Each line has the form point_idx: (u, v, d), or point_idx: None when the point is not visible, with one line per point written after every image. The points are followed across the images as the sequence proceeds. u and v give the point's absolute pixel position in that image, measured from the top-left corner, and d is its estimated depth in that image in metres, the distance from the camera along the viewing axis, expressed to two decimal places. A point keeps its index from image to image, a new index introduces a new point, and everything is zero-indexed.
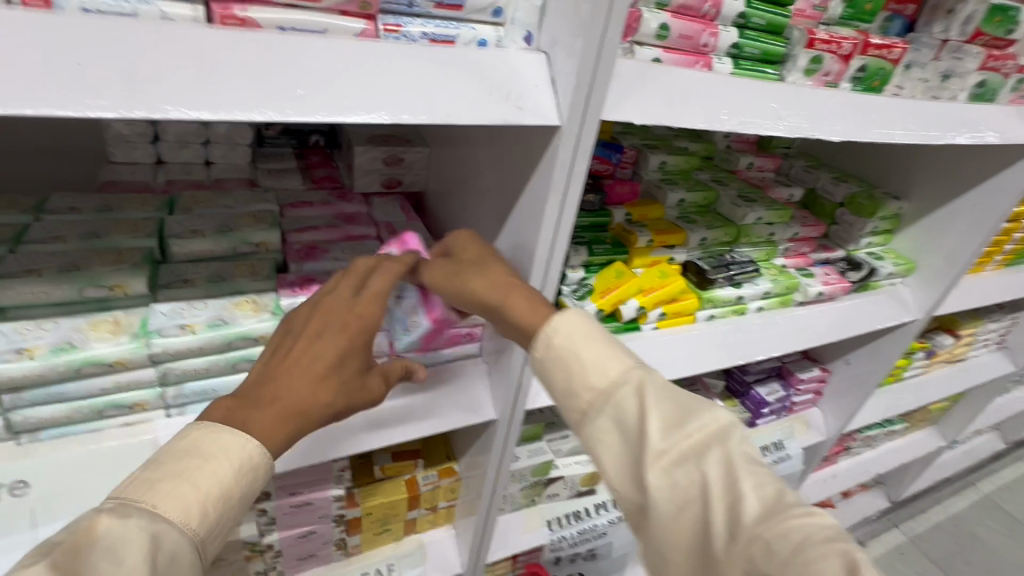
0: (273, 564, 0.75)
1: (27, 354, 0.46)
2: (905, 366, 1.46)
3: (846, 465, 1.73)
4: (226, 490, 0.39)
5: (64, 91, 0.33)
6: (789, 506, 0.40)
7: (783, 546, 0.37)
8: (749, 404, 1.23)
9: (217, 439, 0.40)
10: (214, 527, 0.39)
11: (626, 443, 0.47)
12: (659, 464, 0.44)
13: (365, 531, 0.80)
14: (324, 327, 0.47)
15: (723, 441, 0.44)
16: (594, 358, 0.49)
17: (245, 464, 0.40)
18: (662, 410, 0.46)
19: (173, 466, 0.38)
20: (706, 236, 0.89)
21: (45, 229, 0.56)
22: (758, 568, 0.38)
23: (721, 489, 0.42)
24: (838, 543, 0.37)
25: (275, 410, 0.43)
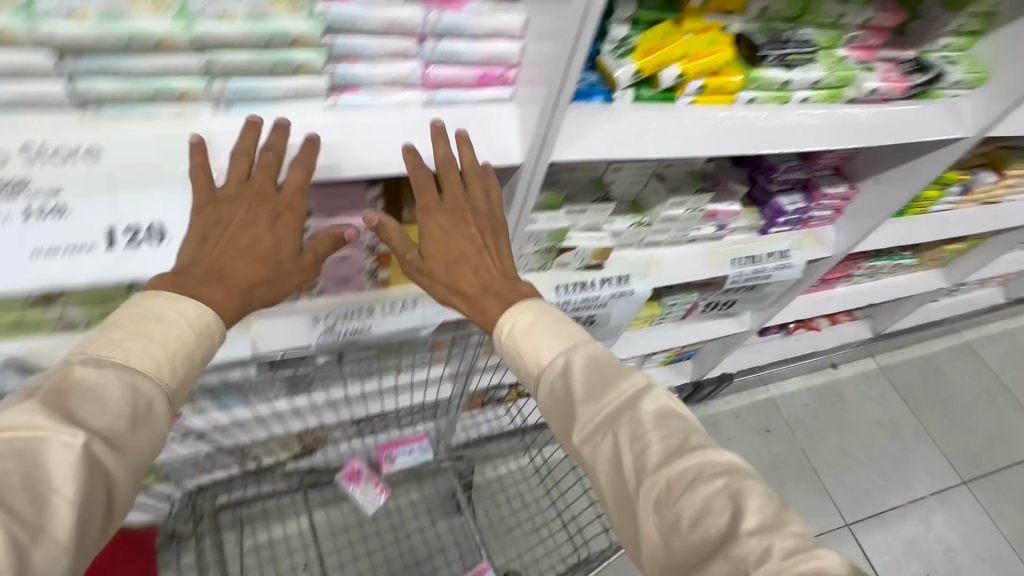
0: (314, 281, 0.87)
1: (83, 22, 0.54)
2: (935, 198, 1.45)
3: (843, 291, 1.82)
4: (187, 344, 0.56)
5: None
6: (688, 449, 0.56)
7: (678, 483, 0.54)
8: (767, 212, 1.25)
9: (169, 307, 0.56)
10: (184, 381, 0.56)
11: (562, 415, 0.64)
12: (582, 432, 0.61)
13: (393, 266, 0.91)
14: (255, 215, 0.63)
15: (636, 403, 0.60)
16: (538, 345, 0.67)
17: (190, 326, 0.57)
18: (584, 385, 0.63)
19: (133, 326, 0.53)
20: (768, 5, 0.82)
21: None
22: (663, 501, 0.54)
23: (631, 443, 0.58)
24: (723, 476, 0.53)
25: (222, 287, 0.61)
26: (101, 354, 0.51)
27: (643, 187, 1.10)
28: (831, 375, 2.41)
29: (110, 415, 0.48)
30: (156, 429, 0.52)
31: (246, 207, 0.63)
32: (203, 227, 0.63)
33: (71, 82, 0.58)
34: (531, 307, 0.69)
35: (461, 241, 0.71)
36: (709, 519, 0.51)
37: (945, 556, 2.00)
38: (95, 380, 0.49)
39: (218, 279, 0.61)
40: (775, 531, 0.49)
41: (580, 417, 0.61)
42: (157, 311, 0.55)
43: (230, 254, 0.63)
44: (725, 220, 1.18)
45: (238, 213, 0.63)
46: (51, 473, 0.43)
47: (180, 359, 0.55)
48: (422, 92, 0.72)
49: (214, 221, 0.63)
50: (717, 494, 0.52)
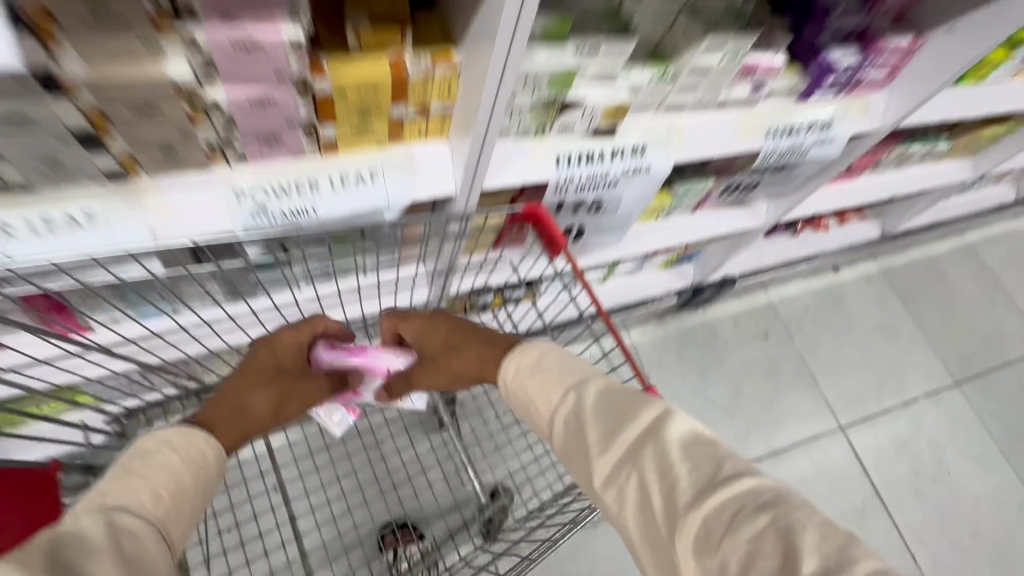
0: (229, 139, 0.64)
1: None
2: (1001, 62, 1.21)
3: (867, 183, 1.64)
4: (175, 503, 0.59)
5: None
6: (722, 479, 0.52)
7: (717, 520, 0.49)
8: (813, 71, 1.01)
9: (160, 453, 0.63)
10: (170, 514, 0.57)
11: (580, 464, 0.63)
12: (602, 475, 0.60)
13: (342, 124, 0.67)
14: (263, 372, 0.84)
15: (659, 434, 0.58)
16: (540, 396, 0.73)
17: (190, 474, 0.64)
18: (596, 422, 0.64)
19: (129, 471, 0.59)
20: None
21: None
22: (704, 545, 0.49)
23: (657, 477, 0.55)
24: (768, 511, 0.48)
25: (234, 416, 0.77)
26: (102, 501, 0.53)
27: (670, 28, 0.85)
28: (832, 278, 2.29)
29: (115, 539, 0.48)
30: (158, 546, 0.52)
31: (289, 387, 0.87)
32: (262, 359, 0.84)
33: None
34: (533, 355, 0.78)
35: (456, 335, 0.89)
36: (760, 564, 0.45)
37: (934, 455, 1.99)
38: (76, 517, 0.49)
39: (242, 413, 0.78)
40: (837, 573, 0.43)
41: (596, 455, 0.61)
42: (149, 458, 0.62)
43: (248, 375, 0.82)
44: (764, 79, 0.95)
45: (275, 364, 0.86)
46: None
47: (173, 509, 0.57)
48: None
49: (254, 364, 0.84)
50: (763, 535, 0.47)
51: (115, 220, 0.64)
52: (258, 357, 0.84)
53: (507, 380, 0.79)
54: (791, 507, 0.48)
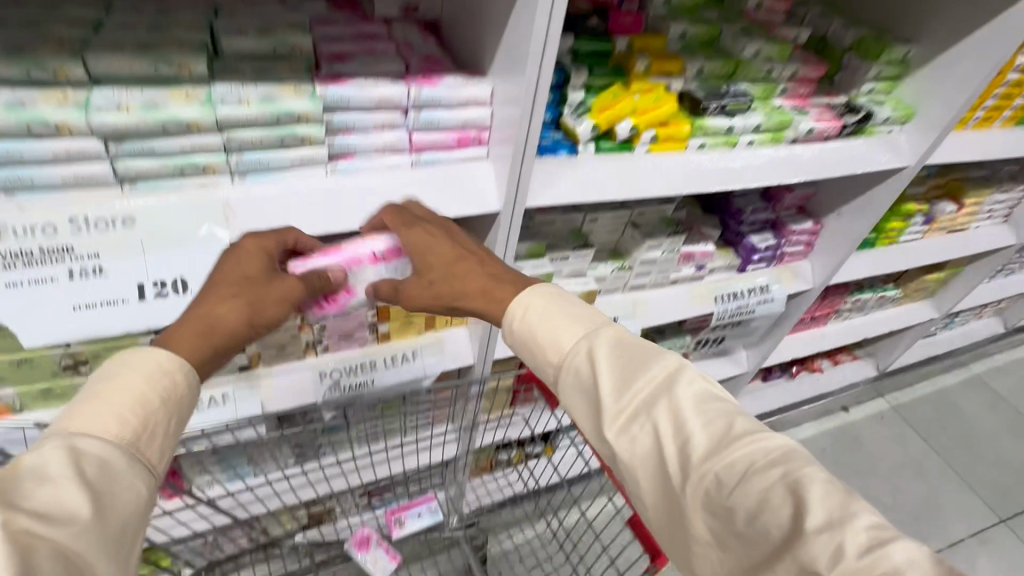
0: (319, 338, 0.94)
1: (125, 109, 0.58)
2: (901, 227, 1.54)
3: (836, 327, 1.87)
4: (146, 396, 0.51)
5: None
6: (736, 436, 0.50)
7: (730, 476, 0.48)
8: (742, 252, 1.34)
9: (139, 362, 0.53)
10: (147, 438, 0.50)
11: (588, 407, 0.59)
12: (615, 423, 0.55)
13: (393, 321, 0.97)
14: (230, 292, 0.60)
15: (671, 390, 0.54)
16: (551, 338, 0.63)
17: (155, 378, 0.53)
18: (609, 370, 0.58)
19: (92, 392, 0.50)
20: (703, 66, 0.95)
21: (119, 23, 0.65)
22: (713, 497, 0.48)
23: (671, 437, 0.52)
24: (779, 465, 0.47)
25: (206, 335, 0.57)
26: (65, 429, 0.47)
27: (621, 235, 1.19)
28: (844, 418, 2.35)
29: (68, 488, 0.42)
30: (132, 474, 0.48)
31: (255, 295, 0.60)
32: (202, 312, 0.58)
33: (113, 163, 0.61)
34: (545, 299, 0.65)
35: (461, 277, 0.68)
36: (767, 515, 0.45)
37: None
38: (33, 461, 0.42)
39: (214, 331, 0.58)
40: (844, 526, 0.42)
41: (609, 410, 0.56)
42: (118, 373, 0.52)
43: (215, 294, 0.59)
44: (703, 260, 1.28)
45: (234, 304, 0.59)
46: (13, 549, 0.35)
47: (146, 413, 0.50)
48: (409, 157, 0.78)
49: (198, 312, 0.58)
50: (774, 487, 0.46)
51: (240, 400, 0.92)
52: (217, 288, 0.60)
53: (513, 323, 0.66)
54: (800, 464, 0.47)
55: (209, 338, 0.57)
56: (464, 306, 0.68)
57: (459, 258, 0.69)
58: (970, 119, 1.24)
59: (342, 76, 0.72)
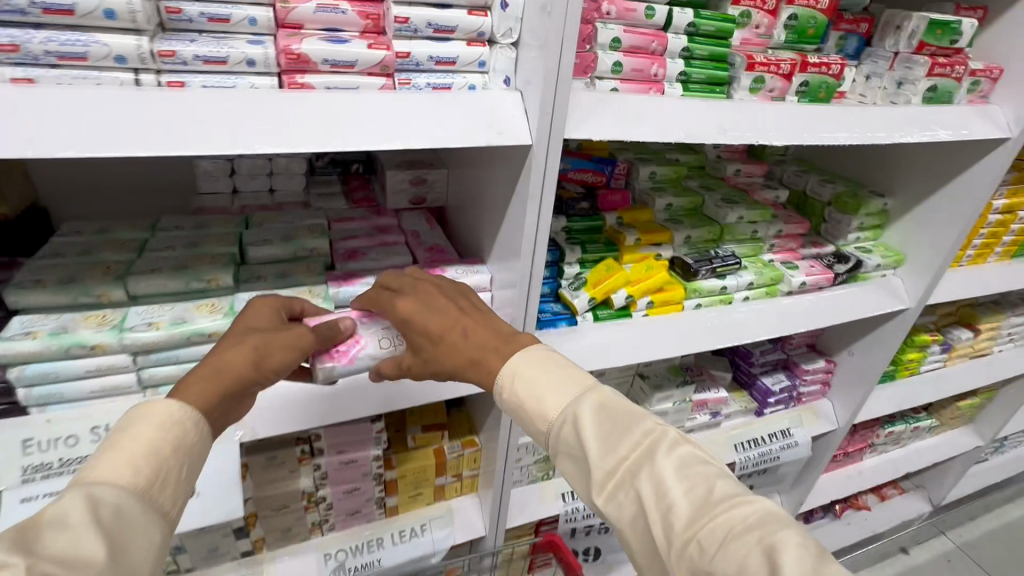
0: (325, 516, 0.91)
1: (155, 325, 0.63)
2: (919, 358, 1.51)
3: (873, 462, 1.76)
4: (161, 448, 0.49)
5: (162, 132, 0.49)
6: (715, 502, 0.51)
7: (710, 542, 0.49)
8: (757, 395, 1.32)
9: (152, 413, 0.51)
10: (160, 480, 0.48)
11: (580, 470, 0.60)
12: (603, 490, 0.57)
13: (401, 493, 0.95)
14: (233, 332, 0.59)
15: (654, 458, 0.55)
16: (539, 408, 0.62)
17: (173, 423, 0.51)
18: (595, 440, 0.58)
19: (113, 441, 0.48)
20: (690, 234, 1.01)
21: (160, 241, 0.74)
22: (696, 562, 0.49)
23: (655, 500, 0.53)
24: (756, 531, 0.48)
25: (209, 381, 0.55)
26: (85, 478, 0.45)
27: (630, 386, 1.19)
28: (905, 560, 2.06)
29: (83, 537, 0.40)
30: (149, 520, 0.46)
31: (264, 351, 0.58)
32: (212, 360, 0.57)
33: (138, 372, 0.65)
34: (533, 360, 0.64)
35: (445, 343, 0.65)
36: None
37: None
38: (57, 509, 0.41)
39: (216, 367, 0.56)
40: None
41: (597, 476, 0.57)
42: (136, 422, 0.50)
43: (220, 351, 0.57)
44: (717, 406, 1.26)
45: (239, 358, 0.56)
46: None
47: (159, 461, 0.49)
48: None
49: (202, 369, 0.56)
50: (751, 554, 0.47)
51: None
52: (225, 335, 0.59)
53: (505, 391, 0.64)
54: (776, 530, 0.48)
55: (215, 381, 0.55)
56: (457, 376, 0.67)
57: (440, 319, 0.66)
58: (962, 257, 1.27)
59: (353, 273, 0.79)
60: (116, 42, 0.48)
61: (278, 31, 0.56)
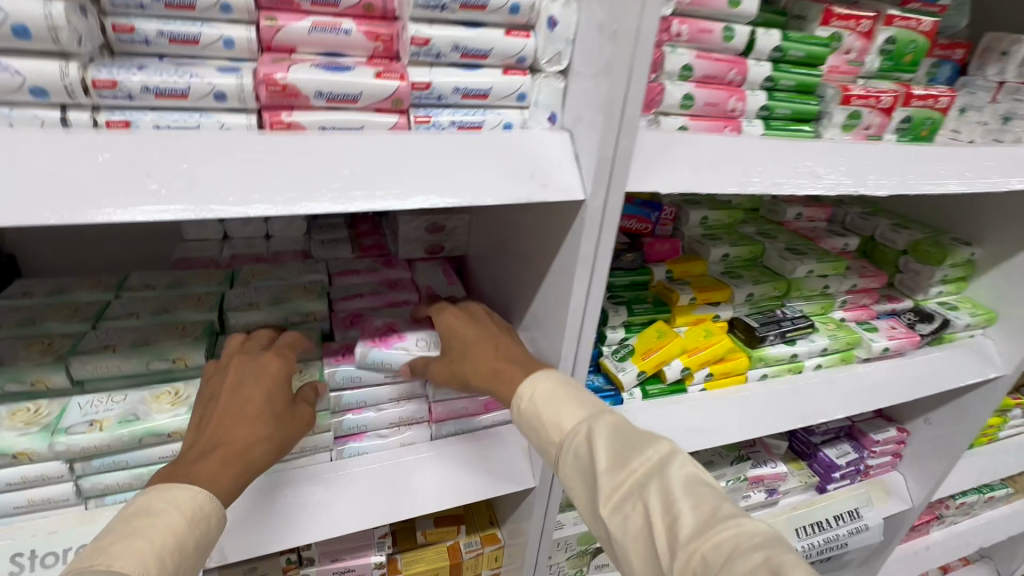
0: None
1: (98, 425, 0.50)
2: (1001, 424, 1.32)
3: (941, 536, 1.55)
4: (184, 541, 0.40)
5: (91, 188, 0.36)
6: (724, 517, 0.40)
7: (715, 557, 0.37)
8: (818, 468, 1.14)
9: (166, 496, 0.42)
10: None
11: (584, 487, 0.48)
12: (606, 501, 0.45)
13: None
14: (241, 386, 0.51)
15: (664, 469, 0.44)
16: (552, 418, 0.52)
17: (196, 505, 0.42)
18: (606, 451, 0.47)
19: (121, 529, 0.39)
20: (753, 291, 0.86)
21: (123, 306, 0.61)
22: None
23: (661, 512, 0.42)
24: (764, 549, 0.37)
25: (219, 454, 0.46)
26: (93, 569, 0.36)
27: None
28: None
29: None
30: None
31: (286, 432, 0.50)
32: (222, 425, 0.48)
33: (76, 481, 0.51)
34: (554, 376, 0.55)
35: (478, 348, 0.59)
36: None
37: None
38: None
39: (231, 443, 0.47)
40: None
41: (601, 484, 0.46)
42: (150, 504, 0.41)
43: (233, 422, 0.48)
44: (774, 483, 1.09)
45: (261, 442, 0.48)
46: None
47: (180, 557, 0.40)
48: (427, 426, 0.68)
49: (210, 443, 0.46)
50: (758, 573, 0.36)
51: None
52: (229, 387, 0.51)
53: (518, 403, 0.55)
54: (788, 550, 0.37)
55: (223, 456, 0.46)
56: (476, 388, 0.58)
57: (486, 334, 0.60)
58: None
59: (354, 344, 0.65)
60: (36, 70, 0.36)
61: (261, 57, 0.43)
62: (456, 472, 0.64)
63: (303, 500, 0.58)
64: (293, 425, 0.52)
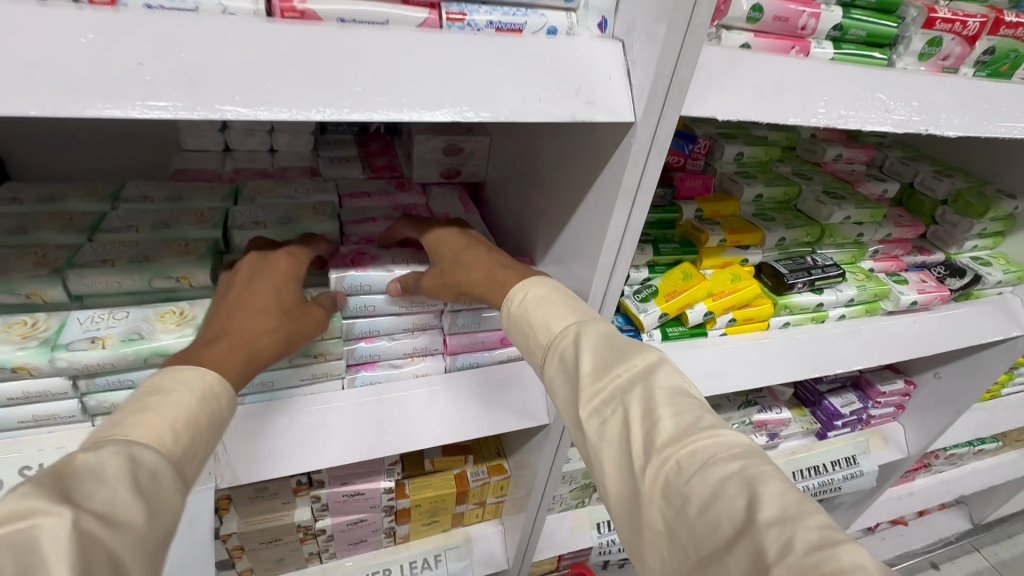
0: (325, 547, 0.77)
1: (100, 342, 0.47)
2: (1006, 382, 1.31)
3: (926, 482, 1.60)
4: (196, 416, 0.38)
5: (77, 79, 0.31)
6: (703, 425, 0.36)
7: (690, 463, 0.34)
8: (821, 415, 1.15)
9: (178, 375, 0.39)
10: (194, 452, 0.37)
11: (566, 390, 0.45)
12: (586, 403, 0.41)
13: (414, 521, 0.81)
14: (253, 281, 0.50)
15: (647, 377, 0.40)
16: (541, 321, 0.49)
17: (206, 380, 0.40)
18: (594, 356, 0.43)
19: (133, 404, 0.36)
20: (785, 235, 0.82)
21: (120, 218, 0.57)
22: (671, 486, 0.34)
23: (640, 419, 0.38)
24: (740, 459, 0.33)
25: (225, 343, 0.45)
26: (100, 436, 0.33)
27: None
28: None
29: (117, 494, 0.29)
30: (181, 497, 0.34)
31: (292, 329, 0.49)
32: (228, 316, 0.47)
33: (82, 398, 0.50)
34: (547, 282, 0.52)
35: (470, 256, 0.57)
36: (720, 506, 0.31)
37: None
38: (92, 458, 0.30)
39: (241, 334, 0.46)
40: (798, 520, 0.29)
41: (583, 388, 0.42)
42: (162, 382, 0.39)
43: (241, 314, 0.48)
44: (777, 428, 1.09)
45: (269, 332, 0.47)
46: (48, 554, 0.25)
47: (194, 434, 0.37)
48: (442, 358, 0.66)
49: (216, 333, 0.45)
50: (729, 481, 0.32)
51: None
52: (241, 281, 0.51)
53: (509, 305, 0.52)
54: (764, 462, 0.33)
55: (228, 342, 0.45)
56: (471, 297, 0.56)
57: (468, 241, 0.59)
58: None
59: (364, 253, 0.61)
60: None
61: None
62: (470, 410, 0.63)
63: (319, 432, 0.57)
64: (301, 322, 0.50)
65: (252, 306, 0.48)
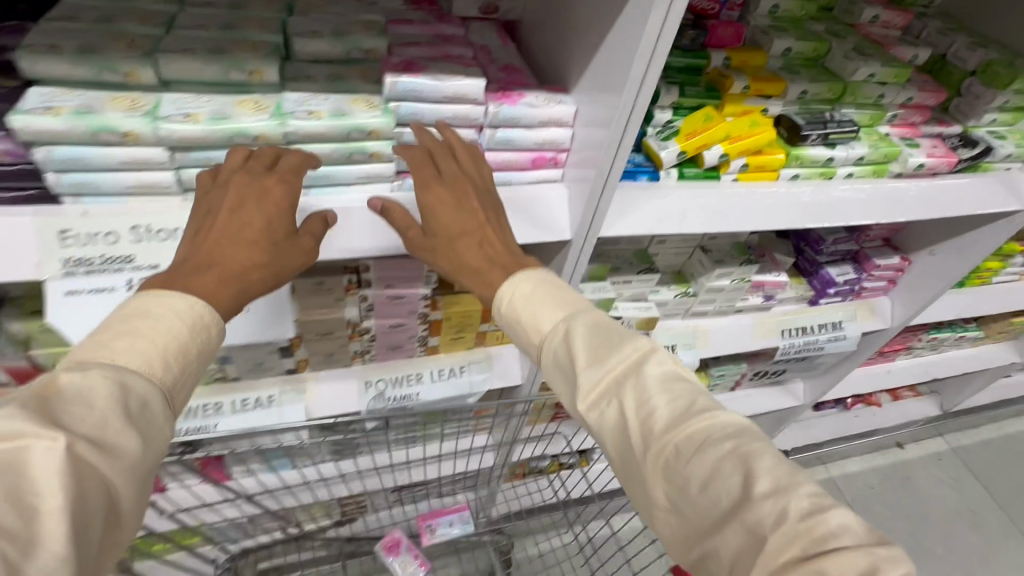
0: (368, 347, 0.90)
1: (194, 118, 0.55)
2: (997, 269, 1.39)
3: (904, 364, 1.73)
4: (185, 346, 0.42)
5: None
6: (696, 411, 0.42)
7: (687, 448, 0.40)
8: (816, 283, 1.23)
9: (163, 303, 0.43)
10: (182, 379, 0.42)
11: (564, 383, 0.50)
12: (585, 396, 0.46)
13: (443, 334, 0.93)
14: (242, 204, 0.52)
15: (637, 369, 0.45)
16: (532, 319, 0.53)
17: (193, 309, 0.44)
18: (587, 349, 0.48)
19: (118, 327, 0.40)
20: (807, 89, 0.85)
21: (190, 18, 0.62)
22: (672, 468, 0.40)
23: (636, 408, 0.43)
24: (732, 439, 0.40)
25: (215, 274, 0.47)
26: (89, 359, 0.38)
27: (688, 257, 1.12)
28: (897, 453, 2.06)
29: (102, 419, 0.34)
30: (169, 419, 0.40)
31: (285, 261, 0.53)
32: (217, 243, 0.50)
33: (177, 171, 0.58)
34: (536, 276, 0.56)
35: (460, 243, 0.59)
36: (717, 486, 0.38)
37: None
38: (78, 382, 0.35)
39: (235, 269, 0.49)
40: (790, 491, 0.37)
41: (582, 381, 0.47)
42: (149, 308, 0.42)
43: (230, 243, 0.50)
44: (773, 289, 1.18)
45: (258, 267, 0.50)
46: (36, 482, 0.29)
47: (183, 365, 0.42)
48: None
49: (206, 261, 0.48)
50: (724, 461, 0.39)
51: (285, 402, 0.90)
52: (229, 197, 0.52)
53: (500, 291, 0.56)
54: (753, 440, 0.40)
55: (218, 275, 0.47)
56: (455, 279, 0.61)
57: (462, 214, 0.59)
58: None
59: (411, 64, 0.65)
60: None
61: None
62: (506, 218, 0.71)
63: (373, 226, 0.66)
64: (294, 251, 0.54)
65: (244, 243, 0.50)
